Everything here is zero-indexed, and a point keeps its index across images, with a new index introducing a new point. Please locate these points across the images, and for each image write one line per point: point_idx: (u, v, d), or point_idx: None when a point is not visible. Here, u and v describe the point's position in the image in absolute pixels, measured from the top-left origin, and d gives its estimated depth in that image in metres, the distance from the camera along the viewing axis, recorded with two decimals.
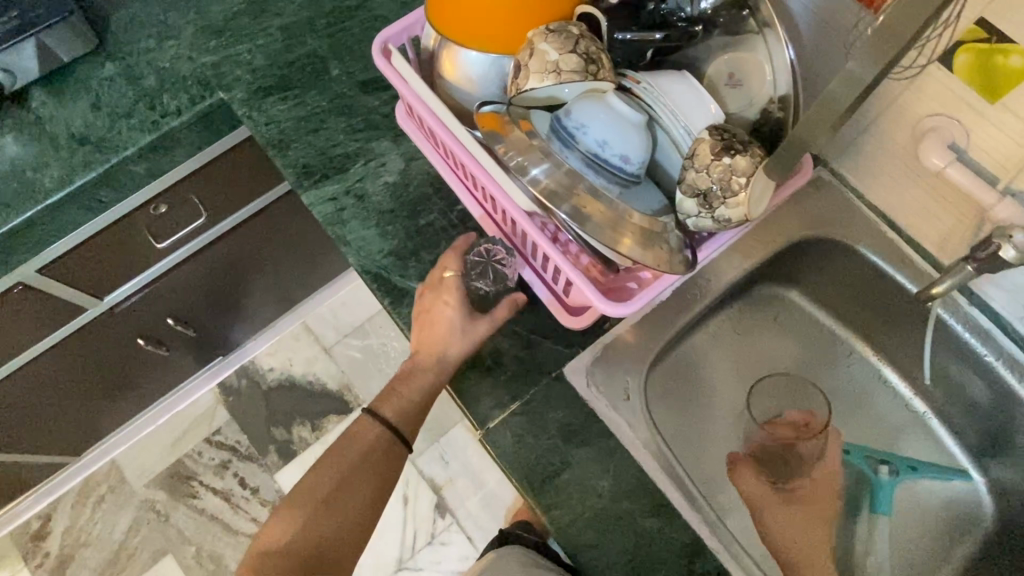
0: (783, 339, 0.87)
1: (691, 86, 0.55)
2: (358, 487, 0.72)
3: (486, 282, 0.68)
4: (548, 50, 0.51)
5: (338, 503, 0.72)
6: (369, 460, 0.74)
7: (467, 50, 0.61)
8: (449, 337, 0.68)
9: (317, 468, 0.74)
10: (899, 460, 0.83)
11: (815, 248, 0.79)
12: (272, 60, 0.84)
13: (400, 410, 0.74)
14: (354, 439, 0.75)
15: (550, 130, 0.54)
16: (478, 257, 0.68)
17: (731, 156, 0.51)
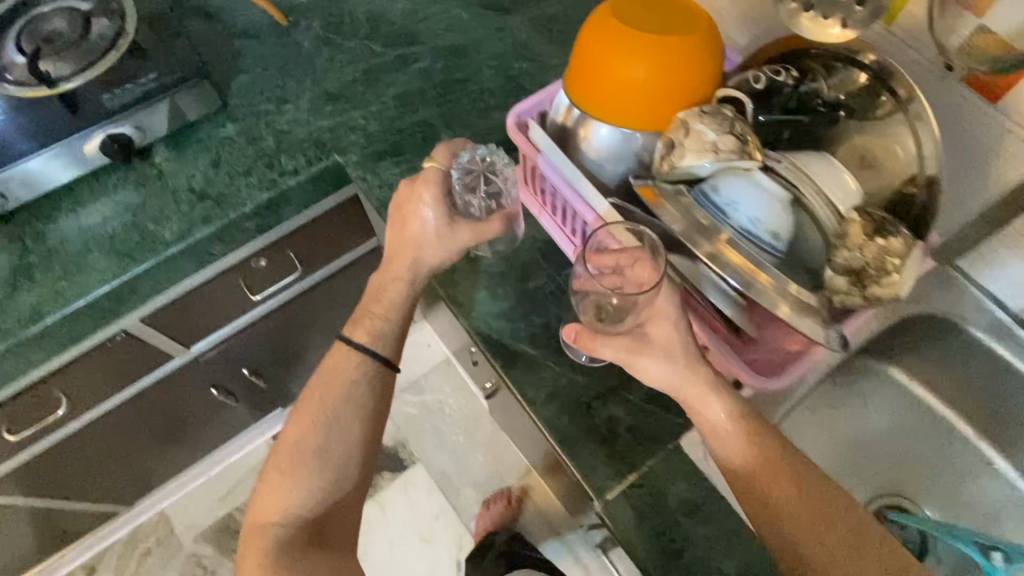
0: (878, 413, 0.87)
1: (831, 164, 0.57)
2: (348, 420, 0.76)
3: (476, 191, 0.74)
4: (704, 131, 0.53)
5: (331, 440, 0.76)
6: (353, 399, 0.77)
7: (604, 125, 0.63)
8: (424, 240, 0.74)
9: (302, 416, 0.77)
10: (1004, 541, 0.78)
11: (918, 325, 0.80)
12: (385, 126, 0.88)
13: (377, 334, 0.77)
14: (333, 374, 0.78)
15: (697, 205, 0.55)
16: (472, 167, 0.73)
17: (885, 237, 0.52)
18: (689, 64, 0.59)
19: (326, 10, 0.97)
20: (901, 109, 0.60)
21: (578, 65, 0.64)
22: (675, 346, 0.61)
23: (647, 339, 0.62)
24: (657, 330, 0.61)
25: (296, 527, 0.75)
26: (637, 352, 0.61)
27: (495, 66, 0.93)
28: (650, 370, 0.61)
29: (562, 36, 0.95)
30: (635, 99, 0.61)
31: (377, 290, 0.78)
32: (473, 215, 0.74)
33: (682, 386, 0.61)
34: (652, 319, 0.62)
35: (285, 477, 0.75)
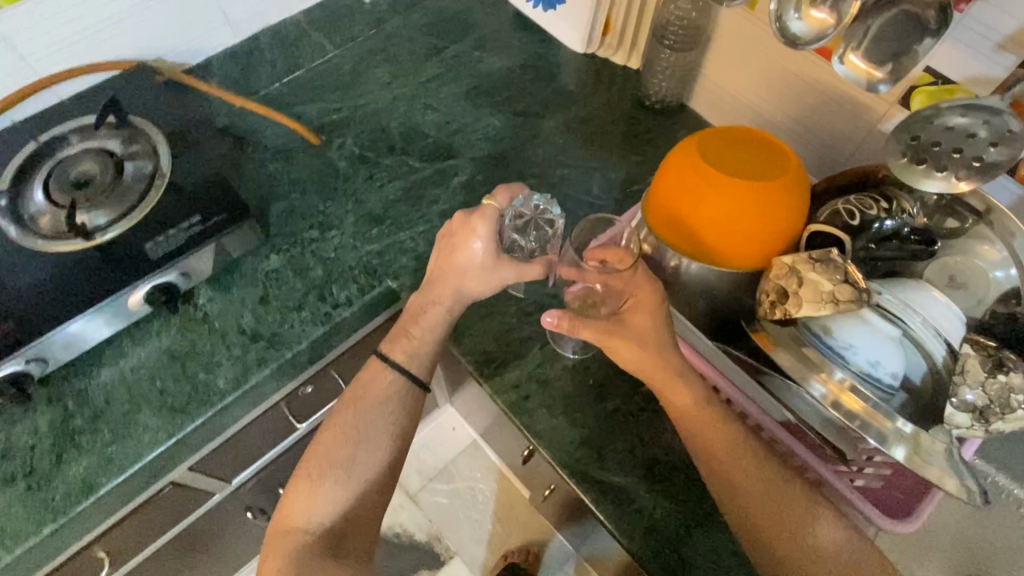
0: None
1: (934, 296, 0.56)
2: (381, 435, 0.73)
3: (526, 238, 0.74)
4: (820, 280, 0.52)
5: (359, 455, 0.72)
6: (386, 411, 0.74)
7: (696, 263, 0.63)
8: (469, 269, 0.71)
9: (335, 427, 0.74)
10: None
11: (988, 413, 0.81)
12: (435, 246, 0.86)
13: (414, 354, 0.75)
14: (369, 390, 0.75)
15: (812, 348, 0.54)
16: (525, 212, 0.73)
17: (1005, 374, 0.52)
18: (779, 202, 0.57)
19: (360, 126, 0.97)
20: (985, 223, 0.60)
21: (659, 203, 0.64)
22: (650, 332, 0.64)
23: (627, 325, 0.65)
24: (639, 320, 0.65)
25: (314, 533, 0.70)
26: (615, 334, 0.65)
27: (536, 174, 0.93)
28: (628, 346, 0.65)
29: (596, 138, 0.96)
30: (724, 238, 0.60)
31: (417, 309, 0.75)
32: (520, 247, 0.73)
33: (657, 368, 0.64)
34: (633, 308, 0.65)
35: (313, 489, 0.71)
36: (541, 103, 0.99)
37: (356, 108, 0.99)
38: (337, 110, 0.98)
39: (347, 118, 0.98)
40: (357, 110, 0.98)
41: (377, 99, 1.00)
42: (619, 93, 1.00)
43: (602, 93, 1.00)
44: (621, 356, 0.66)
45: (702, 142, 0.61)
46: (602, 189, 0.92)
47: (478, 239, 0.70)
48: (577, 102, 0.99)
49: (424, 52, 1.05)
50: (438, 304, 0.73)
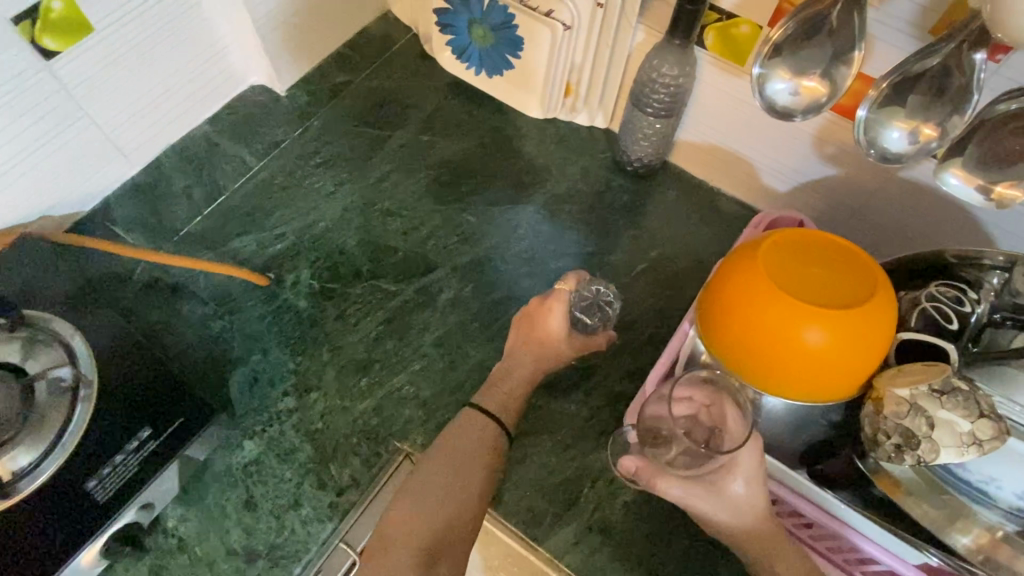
0: None
1: None
2: (480, 468, 0.63)
3: (592, 318, 0.74)
4: (954, 418, 0.45)
5: (460, 485, 0.62)
6: (480, 447, 0.64)
7: (779, 397, 0.54)
8: (549, 345, 0.71)
9: (435, 454, 0.64)
10: None
11: None
12: (439, 386, 0.74)
13: (505, 406, 0.68)
14: (465, 430, 0.66)
15: (950, 484, 0.48)
16: (587, 294, 0.74)
17: None
18: (877, 324, 0.49)
19: (313, 253, 0.82)
20: None
21: (723, 336, 0.54)
22: (746, 503, 0.53)
23: (722, 491, 0.53)
24: (736, 488, 0.52)
25: (408, 551, 0.58)
26: (706, 501, 0.53)
27: (529, 271, 0.82)
28: (723, 515, 0.53)
29: (583, 215, 0.86)
30: (817, 372, 0.51)
31: (501, 372, 0.71)
32: (584, 325, 0.74)
33: (756, 539, 0.53)
34: (730, 475, 0.53)
35: (415, 504, 0.60)
36: (513, 185, 0.89)
37: (302, 230, 0.84)
38: (281, 237, 0.84)
39: (295, 245, 0.83)
40: (305, 233, 0.84)
41: (324, 216, 0.85)
42: (592, 159, 0.91)
43: (575, 161, 0.91)
44: (711, 523, 0.54)
45: (762, 258, 0.52)
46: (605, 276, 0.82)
47: (557, 317, 0.71)
48: (552, 177, 0.89)
49: (365, 148, 0.92)
50: (513, 373, 0.70)
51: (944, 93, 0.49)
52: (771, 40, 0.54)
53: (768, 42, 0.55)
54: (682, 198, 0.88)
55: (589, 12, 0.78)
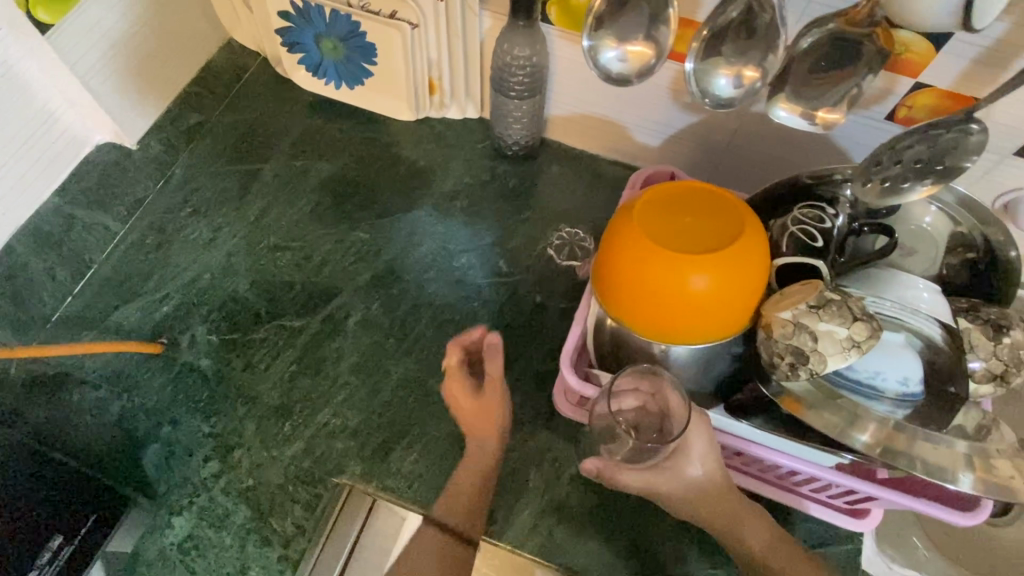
0: None
1: (911, 281, 0.54)
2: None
3: (578, 260, 0.83)
4: (833, 327, 0.49)
5: None
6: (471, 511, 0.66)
7: (683, 345, 0.56)
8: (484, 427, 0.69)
9: None
10: None
11: None
12: (366, 411, 0.72)
13: (470, 511, 0.66)
14: (414, 557, 0.66)
15: (846, 387, 0.52)
16: (561, 239, 0.84)
17: (1009, 334, 0.53)
18: (752, 259, 0.52)
19: (204, 307, 0.78)
20: None
21: (621, 301, 0.56)
22: (700, 482, 0.57)
23: (678, 475, 0.57)
24: (689, 469, 0.57)
25: None
26: (666, 485, 0.58)
27: (433, 275, 0.81)
28: (682, 494, 0.58)
29: (474, 207, 0.86)
30: (719, 309, 0.53)
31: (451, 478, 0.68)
32: (569, 268, 0.82)
33: (716, 507, 0.58)
34: (684, 458, 0.57)
35: None
36: (399, 193, 0.87)
37: (187, 286, 0.80)
38: (166, 299, 0.79)
39: (183, 304, 0.79)
40: (191, 288, 0.80)
41: (207, 266, 0.81)
42: (472, 150, 0.90)
43: (456, 156, 0.90)
44: (673, 502, 0.59)
45: (617, 236, 0.55)
46: (507, 262, 0.82)
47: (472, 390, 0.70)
48: (435, 176, 0.88)
49: (237, 188, 0.87)
50: None
51: (753, 33, 0.53)
52: (594, 11, 0.56)
53: (592, 13, 0.56)
54: (566, 171, 0.89)
55: (431, 6, 0.78)
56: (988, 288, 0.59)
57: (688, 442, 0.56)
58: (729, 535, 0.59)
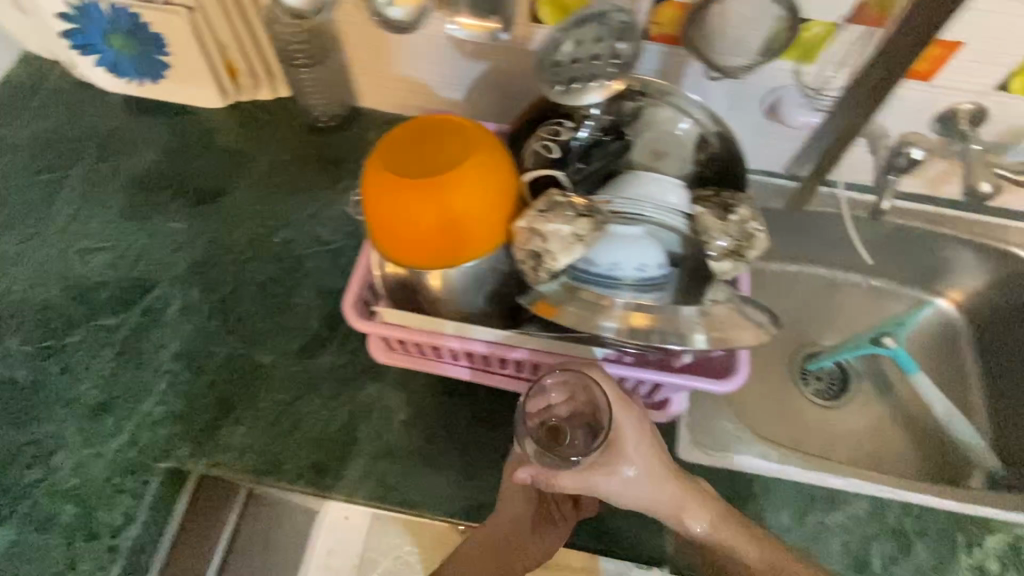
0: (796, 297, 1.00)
1: (649, 179, 0.59)
2: None
3: None
4: (558, 227, 0.52)
5: None
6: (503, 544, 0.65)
7: (453, 269, 0.59)
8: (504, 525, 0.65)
9: None
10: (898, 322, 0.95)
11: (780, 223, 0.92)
12: (191, 394, 0.72)
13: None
14: None
15: (589, 283, 0.57)
16: None
17: (735, 212, 0.57)
18: (491, 174, 0.56)
19: (15, 319, 0.77)
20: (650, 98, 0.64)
21: (388, 239, 0.58)
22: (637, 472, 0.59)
23: (614, 471, 0.59)
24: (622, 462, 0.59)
25: None
26: (602, 481, 0.58)
27: (253, 253, 0.81)
28: (618, 490, 0.59)
29: (291, 181, 0.87)
30: (488, 222, 0.57)
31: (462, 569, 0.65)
32: None
33: (656, 503, 0.61)
34: (620, 451, 0.59)
35: None
36: (213, 178, 0.87)
37: None
38: None
39: None
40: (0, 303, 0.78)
41: (17, 279, 0.79)
42: (286, 126, 0.90)
43: (270, 135, 0.90)
44: (614, 496, 0.60)
45: (371, 181, 0.57)
46: (327, 229, 0.83)
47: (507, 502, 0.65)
48: (250, 157, 0.88)
49: (40, 198, 0.85)
50: None
51: None
52: None
53: None
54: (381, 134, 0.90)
55: None
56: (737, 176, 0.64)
57: (623, 435, 0.59)
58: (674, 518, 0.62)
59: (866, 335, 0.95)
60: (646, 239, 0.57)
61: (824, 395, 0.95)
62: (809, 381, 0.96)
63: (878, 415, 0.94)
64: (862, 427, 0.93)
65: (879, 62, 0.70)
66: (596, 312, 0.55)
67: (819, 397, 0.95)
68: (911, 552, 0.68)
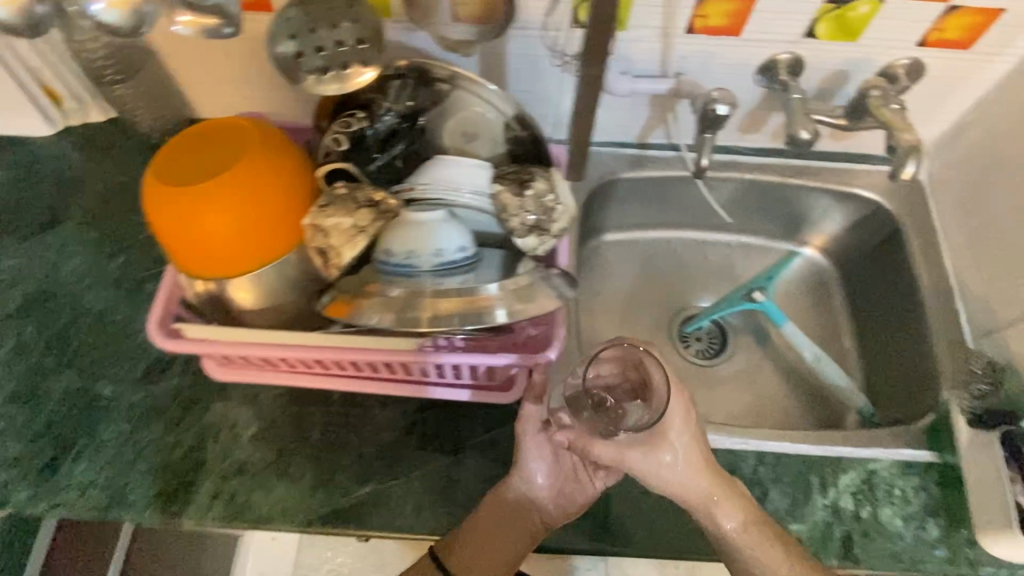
0: (670, 264, 1.02)
1: (450, 163, 0.59)
2: None
3: None
4: (339, 220, 0.51)
5: None
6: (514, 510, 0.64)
7: (258, 274, 0.57)
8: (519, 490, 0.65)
9: None
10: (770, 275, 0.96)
11: (638, 192, 0.94)
12: (27, 435, 0.70)
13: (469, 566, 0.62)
14: None
15: (388, 276, 0.55)
16: None
17: (531, 186, 0.58)
18: (274, 167, 0.56)
19: None
20: None
21: (182, 254, 0.56)
22: (681, 460, 0.58)
23: (654, 453, 0.57)
24: (666, 452, 0.57)
25: None
26: (637, 460, 0.58)
27: (92, 282, 0.78)
28: (654, 472, 0.58)
29: (132, 203, 0.84)
30: (285, 193, 0.56)
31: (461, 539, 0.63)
32: None
33: (685, 492, 0.59)
34: (665, 437, 0.57)
35: None
36: (47, 209, 0.83)
37: None
38: None
39: None
40: None
41: None
42: (123, 148, 0.87)
43: (106, 158, 0.87)
44: (648, 476, 0.59)
45: (153, 196, 0.55)
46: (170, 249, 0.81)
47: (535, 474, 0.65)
48: (86, 183, 0.85)
49: None
50: None
51: None
52: None
53: None
54: None
55: None
56: (534, 156, 0.64)
57: (671, 421, 0.57)
58: (702, 511, 0.61)
59: (738, 291, 0.96)
60: (442, 225, 0.55)
61: (704, 355, 0.96)
62: (690, 343, 0.97)
63: (758, 369, 0.95)
64: (744, 380, 0.94)
65: (689, 22, 0.71)
66: (400, 305, 0.52)
67: (698, 357, 0.96)
68: (766, 499, 0.69)
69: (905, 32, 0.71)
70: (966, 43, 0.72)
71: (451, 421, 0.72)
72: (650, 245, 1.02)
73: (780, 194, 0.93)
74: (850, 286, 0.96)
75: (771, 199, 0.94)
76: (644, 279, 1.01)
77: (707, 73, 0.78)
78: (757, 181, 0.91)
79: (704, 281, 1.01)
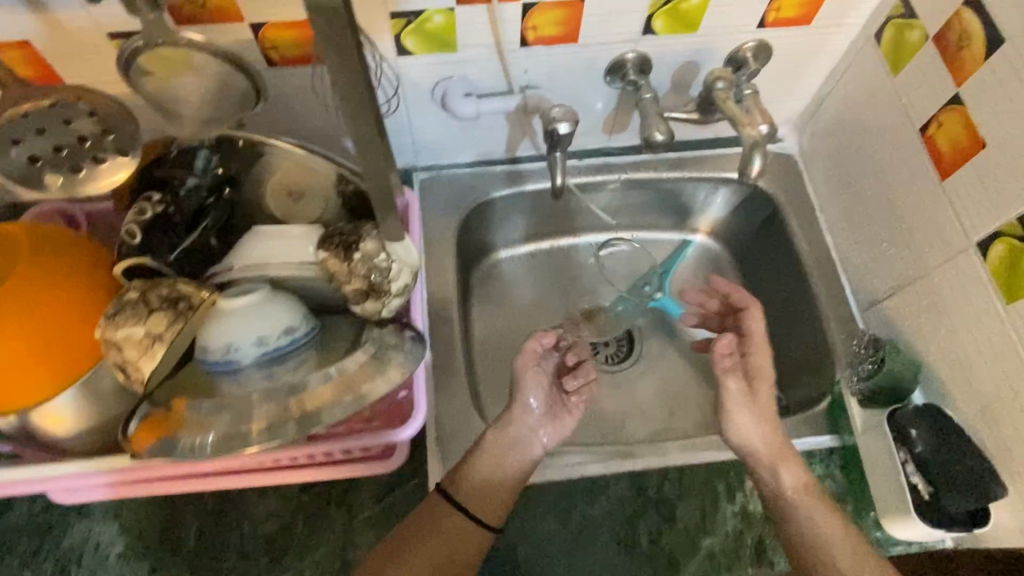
0: (568, 272, 0.96)
1: (270, 233, 0.54)
2: None
3: None
4: (130, 331, 0.45)
5: None
6: (521, 444, 0.67)
7: (65, 393, 0.51)
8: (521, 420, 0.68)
9: None
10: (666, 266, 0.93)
11: (518, 206, 0.89)
12: None
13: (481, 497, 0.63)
14: None
15: (210, 374, 0.50)
16: None
17: (358, 248, 0.51)
18: (54, 272, 0.50)
19: None
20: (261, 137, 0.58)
21: None
22: (763, 405, 0.69)
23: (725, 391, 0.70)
24: (740, 389, 0.71)
25: None
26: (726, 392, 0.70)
27: None
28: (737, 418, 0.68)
29: None
30: (72, 290, 0.50)
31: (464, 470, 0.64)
32: None
33: (752, 447, 0.67)
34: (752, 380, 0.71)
35: None
36: None
37: None
38: None
39: None
40: None
41: None
42: None
43: None
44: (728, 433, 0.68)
45: None
46: None
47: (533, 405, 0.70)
48: None
49: None
50: None
51: None
52: None
53: None
54: None
55: None
56: (363, 209, 0.57)
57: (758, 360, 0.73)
58: (766, 470, 0.65)
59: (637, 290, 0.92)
60: (262, 309, 0.50)
61: (614, 360, 0.91)
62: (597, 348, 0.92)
63: (670, 368, 0.90)
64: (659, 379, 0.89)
65: (522, 36, 0.67)
66: (225, 418, 0.48)
67: (608, 364, 0.90)
68: (676, 517, 0.67)
69: (745, 17, 0.69)
70: (806, 19, 0.71)
71: (338, 497, 0.66)
72: (546, 254, 0.97)
73: (662, 188, 0.91)
74: (745, 267, 0.94)
75: (654, 194, 0.92)
76: (547, 291, 0.94)
77: (556, 82, 0.75)
78: (636, 179, 0.88)
79: (605, 286, 0.95)
